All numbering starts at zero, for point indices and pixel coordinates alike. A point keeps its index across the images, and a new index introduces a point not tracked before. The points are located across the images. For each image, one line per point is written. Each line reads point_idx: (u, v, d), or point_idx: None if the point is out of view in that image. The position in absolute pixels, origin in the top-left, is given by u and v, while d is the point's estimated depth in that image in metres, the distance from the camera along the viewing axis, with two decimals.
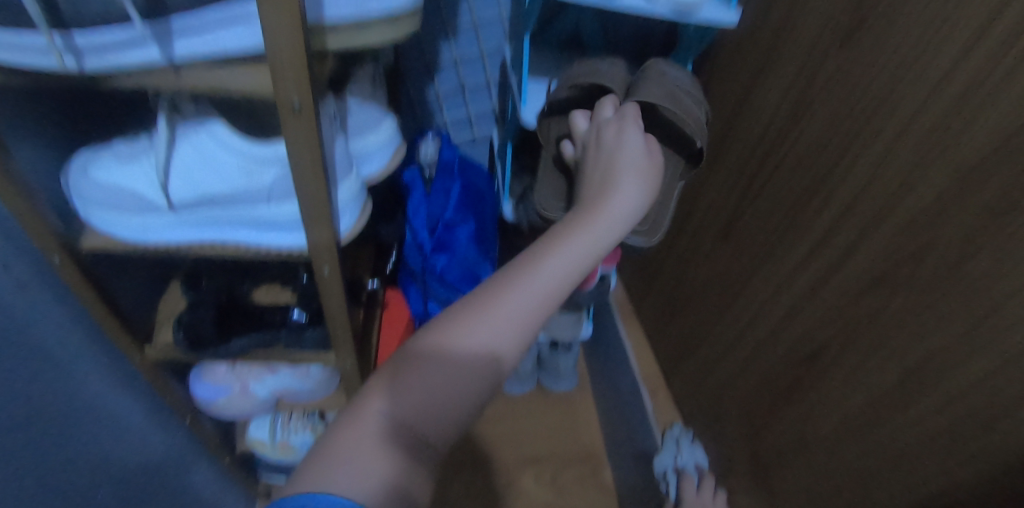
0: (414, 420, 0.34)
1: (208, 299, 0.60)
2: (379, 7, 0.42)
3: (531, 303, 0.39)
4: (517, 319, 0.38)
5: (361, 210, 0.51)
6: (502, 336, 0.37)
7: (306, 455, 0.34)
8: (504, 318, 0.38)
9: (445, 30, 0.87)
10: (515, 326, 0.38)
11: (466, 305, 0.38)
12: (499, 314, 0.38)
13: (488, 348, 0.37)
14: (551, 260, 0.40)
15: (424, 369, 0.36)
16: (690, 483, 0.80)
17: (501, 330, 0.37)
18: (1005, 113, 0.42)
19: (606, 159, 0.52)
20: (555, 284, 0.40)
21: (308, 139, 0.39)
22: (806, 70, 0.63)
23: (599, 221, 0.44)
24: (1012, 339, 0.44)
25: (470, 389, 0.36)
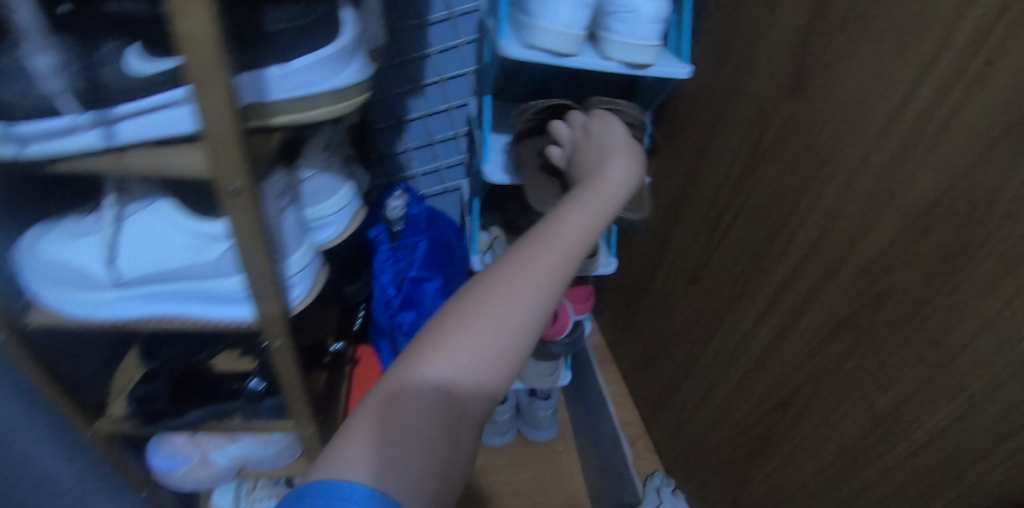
0: (451, 386, 0.37)
1: (162, 371, 0.58)
2: (324, 85, 0.42)
3: (545, 272, 0.41)
4: (535, 287, 0.40)
5: (313, 279, 0.50)
6: (522, 305, 0.39)
7: (344, 433, 0.37)
8: (520, 288, 0.40)
9: (414, 88, 0.90)
10: (533, 294, 0.40)
11: (484, 286, 0.40)
12: (516, 286, 0.40)
13: (509, 328, 0.39)
14: (560, 233, 0.42)
15: (451, 350, 0.38)
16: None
17: (519, 309, 0.39)
18: (951, 158, 0.44)
19: (597, 152, 0.53)
20: (565, 260, 0.42)
21: (249, 218, 0.39)
22: (757, 121, 0.66)
23: (602, 198, 0.46)
24: (976, 383, 0.44)
25: (498, 355, 0.38)
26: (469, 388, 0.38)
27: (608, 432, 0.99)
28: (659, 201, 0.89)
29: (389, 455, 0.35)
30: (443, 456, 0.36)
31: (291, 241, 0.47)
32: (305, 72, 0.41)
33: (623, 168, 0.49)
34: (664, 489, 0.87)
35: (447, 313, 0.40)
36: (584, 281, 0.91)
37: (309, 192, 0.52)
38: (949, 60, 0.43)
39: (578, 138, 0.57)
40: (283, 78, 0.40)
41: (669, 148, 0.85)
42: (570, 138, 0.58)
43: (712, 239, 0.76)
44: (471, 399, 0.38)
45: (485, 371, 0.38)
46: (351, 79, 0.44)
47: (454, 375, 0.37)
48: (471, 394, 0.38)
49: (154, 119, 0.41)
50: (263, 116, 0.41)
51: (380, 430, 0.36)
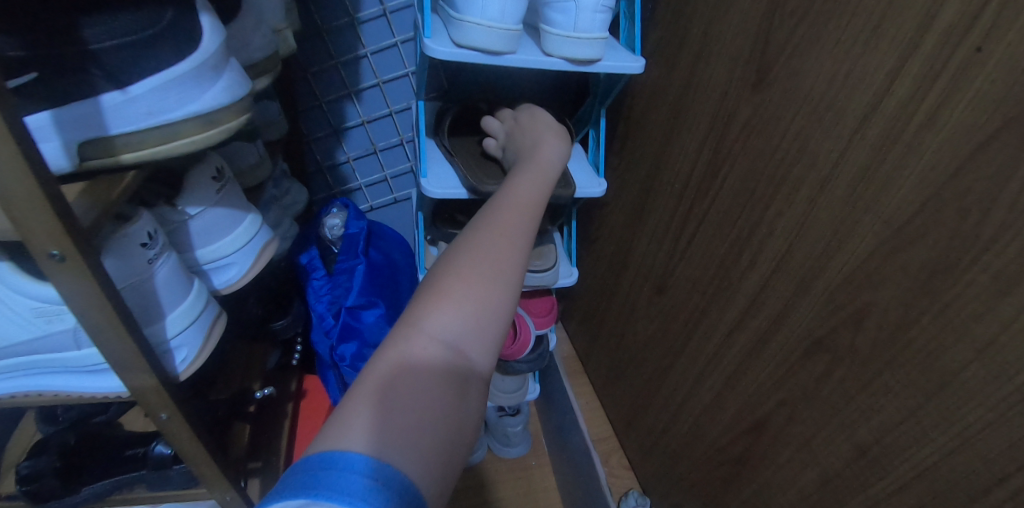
0: (461, 338, 0.34)
1: (51, 443, 0.49)
2: (181, 108, 0.36)
3: (521, 224, 0.42)
4: (517, 235, 0.41)
5: (202, 334, 0.42)
6: (512, 252, 0.39)
7: (333, 421, 0.30)
8: (506, 238, 0.40)
9: (349, 92, 0.82)
10: (521, 244, 0.40)
11: (465, 243, 0.39)
12: (500, 236, 0.40)
13: (503, 272, 0.38)
14: (519, 192, 0.46)
15: (452, 298, 0.35)
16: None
17: (507, 256, 0.39)
18: (935, 162, 0.38)
19: (528, 133, 0.60)
20: (532, 216, 0.44)
21: (87, 285, 0.32)
22: (718, 119, 0.60)
23: (545, 166, 0.52)
24: (967, 418, 0.38)
25: (500, 303, 0.37)
26: (479, 337, 0.35)
27: (581, 448, 0.93)
28: (621, 204, 0.83)
29: (402, 417, 0.30)
30: (458, 415, 0.32)
31: (168, 296, 0.39)
32: (152, 95, 0.34)
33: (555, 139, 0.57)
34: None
35: (438, 272, 0.37)
36: (547, 293, 0.86)
37: (197, 232, 0.45)
38: (927, 50, 0.37)
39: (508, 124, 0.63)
40: (124, 106, 0.34)
41: (627, 148, 0.79)
42: (502, 128, 0.64)
43: (677, 246, 0.71)
44: (481, 350, 0.35)
45: (492, 318, 0.36)
46: (220, 98, 0.37)
47: (463, 324, 0.34)
48: (481, 346, 0.35)
49: None
50: (108, 154, 0.34)
51: (387, 396, 0.31)
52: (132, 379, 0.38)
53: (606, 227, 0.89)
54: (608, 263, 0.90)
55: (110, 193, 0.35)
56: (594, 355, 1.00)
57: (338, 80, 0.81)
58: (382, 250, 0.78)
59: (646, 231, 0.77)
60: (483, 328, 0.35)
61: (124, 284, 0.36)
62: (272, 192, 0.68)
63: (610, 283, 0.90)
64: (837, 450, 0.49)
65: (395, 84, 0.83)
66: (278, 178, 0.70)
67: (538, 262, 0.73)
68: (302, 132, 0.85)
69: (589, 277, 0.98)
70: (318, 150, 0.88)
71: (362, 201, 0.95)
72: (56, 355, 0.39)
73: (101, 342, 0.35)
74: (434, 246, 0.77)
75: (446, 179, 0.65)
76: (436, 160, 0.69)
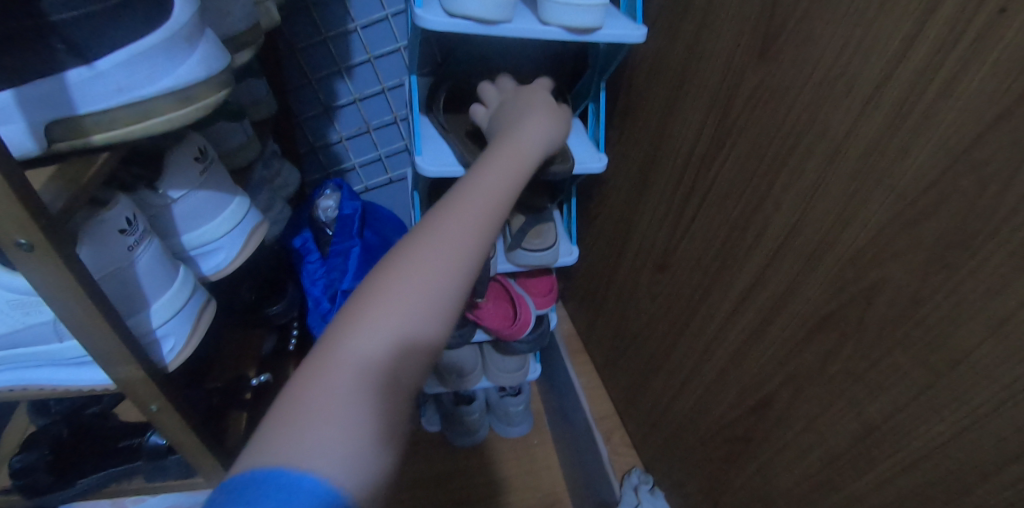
0: (392, 355, 0.29)
1: (43, 436, 0.48)
2: (152, 84, 0.34)
3: (487, 213, 0.37)
4: (477, 226, 0.35)
5: (189, 323, 0.41)
6: (468, 255, 0.34)
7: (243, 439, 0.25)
8: (466, 236, 0.34)
9: (339, 69, 0.79)
10: (479, 238, 0.35)
11: (414, 235, 0.34)
12: (460, 232, 0.34)
13: (453, 269, 0.33)
14: (492, 174, 0.40)
15: (390, 298, 0.30)
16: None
17: (461, 250, 0.34)
18: (953, 131, 0.36)
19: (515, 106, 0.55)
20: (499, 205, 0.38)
21: (60, 276, 0.30)
22: (722, 90, 0.57)
23: (523, 145, 0.46)
24: (979, 397, 0.37)
25: (445, 304, 0.32)
26: (412, 355, 0.30)
27: (583, 427, 0.93)
28: (622, 180, 0.81)
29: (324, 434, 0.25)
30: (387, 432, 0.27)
31: (153, 284, 0.37)
32: (120, 71, 0.32)
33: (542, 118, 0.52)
34: (641, 482, 0.82)
35: (380, 269, 0.32)
36: (547, 272, 0.84)
37: (181, 218, 0.43)
38: (948, 10, 0.35)
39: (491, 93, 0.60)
40: (91, 83, 0.32)
41: (628, 122, 0.77)
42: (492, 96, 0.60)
43: (680, 223, 0.69)
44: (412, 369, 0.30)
45: (429, 335, 0.30)
46: (194, 74, 0.35)
47: (395, 340, 0.29)
48: (413, 365, 0.30)
49: None
50: (78, 135, 0.32)
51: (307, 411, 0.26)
52: (118, 371, 0.36)
53: (606, 204, 0.87)
54: (609, 241, 0.88)
55: (81, 176, 0.33)
56: (595, 334, 0.99)
57: (327, 56, 0.78)
58: (378, 231, 0.76)
59: (647, 208, 0.76)
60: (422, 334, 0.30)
61: (102, 273, 0.35)
62: (263, 173, 0.66)
63: (611, 261, 0.89)
64: (844, 429, 0.49)
65: (386, 59, 0.80)
66: (268, 159, 0.68)
67: (536, 241, 0.71)
68: (292, 111, 0.82)
69: (589, 256, 0.96)
70: (310, 130, 0.85)
71: (356, 181, 0.93)
72: (36, 349, 0.37)
73: (79, 333, 0.33)
74: None
75: (441, 156, 0.62)
76: (431, 137, 0.66)
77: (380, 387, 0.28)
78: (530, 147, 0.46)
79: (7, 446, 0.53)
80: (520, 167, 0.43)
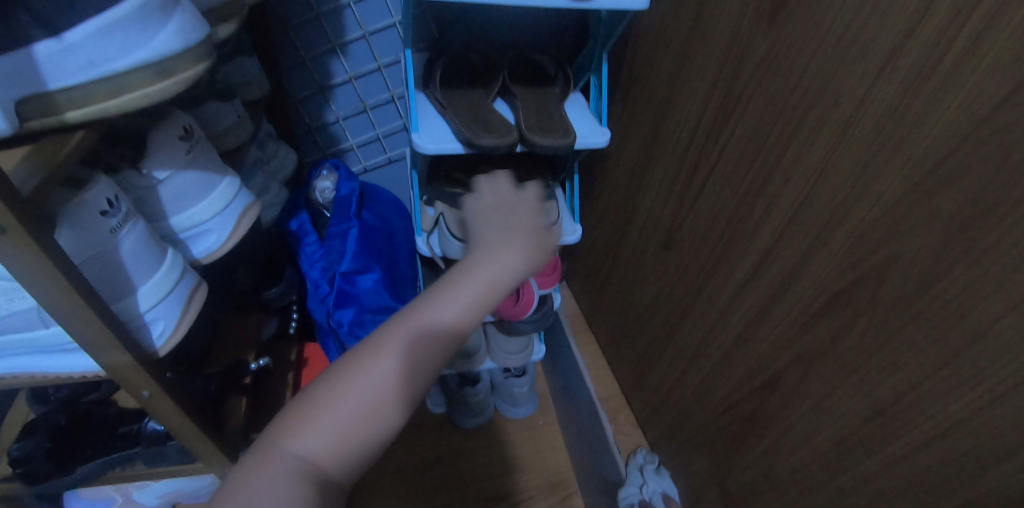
0: (322, 460, 0.34)
1: (41, 423, 0.48)
2: (126, 57, 0.32)
3: (458, 321, 0.39)
4: (441, 332, 0.38)
5: (180, 307, 0.40)
6: (414, 376, 0.37)
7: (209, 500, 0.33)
8: (417, 356, 0.37)
9: (333, 46, 0.77)
10: (438, 347, 0.38)
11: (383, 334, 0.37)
12: (412, 352, 0.37)
13: (401, 377, 0.37)
14: (473, 289, 0.40)
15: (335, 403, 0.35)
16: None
17: (414, 360, 0.37)
18: (976, 95, 0.33)
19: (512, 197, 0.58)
20: (474, 303, 0.39)
21: (35, 259, 0.29)
22: (729, 59, 0.55)
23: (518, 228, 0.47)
24: (997, 375, 0.36)
25: (382, 415, 0.36)
26: (339, 463, 0.35)
27: (588, 408, 0.93)
28: (626, 157, 0.78)
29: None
30: None
31: (138, 268, 0.36)
32: (91, 43, 0.31)
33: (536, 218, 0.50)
34: (647, 464, 0.83)
35: (335, 369, 0.37)
36: (550, 252, 0.83)
37: (168, 199, 0.42)
38: None
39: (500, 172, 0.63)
40: (61, 56, 0.30)
41: (632, 96, 0.74)
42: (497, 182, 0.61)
43: (685, 200, 0.67)
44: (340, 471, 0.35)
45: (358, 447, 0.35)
46: (171, 45, 0.34)
47: (333, 440, 0.34)
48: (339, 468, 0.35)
49: None
50: (51, 113, 0.31)
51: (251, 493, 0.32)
52: (106, 356, 0.36)
53: (610, 181, 0.85)
54: (613, 219, 0.86)
55: (56, 154, 0.31)
56: (600, 314, 0.98)
57: (320, 33, 0.76)
58: (376, 212, 0.74)
59: (652, 184, 0.73)
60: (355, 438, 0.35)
61: (84, 257, 0.34)
62: (257, 155, 0.64)
63: (615, 240, 0.87)
64: (854, 408, 0.47)
65: (382, 35, 0.78)
66: (263, 140, 0.66)
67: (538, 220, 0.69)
68: (287, 91, 0.80)
69: (593, 235, 0.95)
70: (305, 110, 0.83)
71: (354, 162, 0.91)
72: (19, 337, 0.36)
73: (63, 319, 0.32)
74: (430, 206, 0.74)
75: (437, 133, 0.61)
76: (427, 114, 0.64)
77: (309, 491, 0.33)
78: (528, 247, 0.44)
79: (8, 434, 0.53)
80: (511, 273, 0.42)
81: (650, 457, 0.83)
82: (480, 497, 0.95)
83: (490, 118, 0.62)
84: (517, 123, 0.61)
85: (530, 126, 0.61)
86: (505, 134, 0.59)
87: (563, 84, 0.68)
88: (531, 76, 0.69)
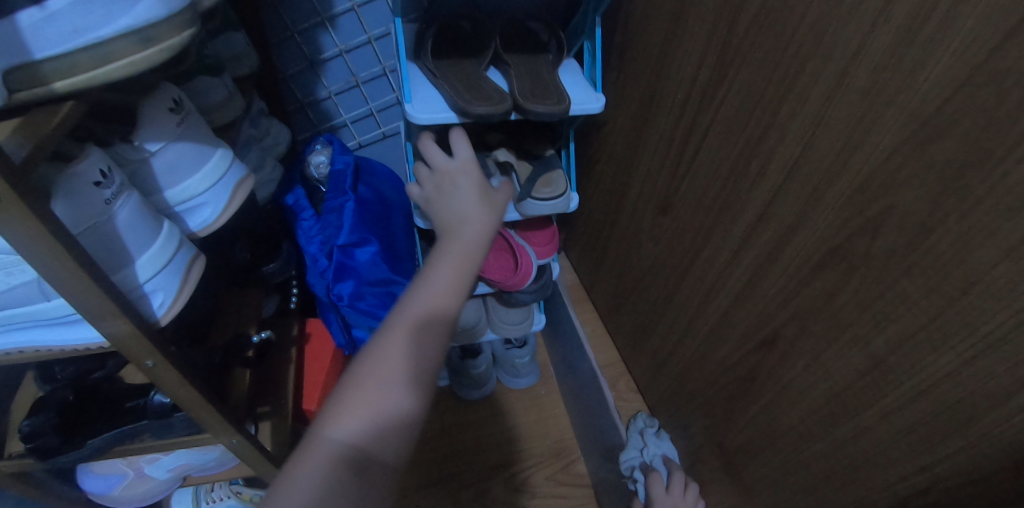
0: (363, 444, 0.37)
1: (49, 400, 0.48)
2: (109, 25, 0.32)
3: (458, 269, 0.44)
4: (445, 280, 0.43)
5: (177, 277, 0.40)
6: (420, 351, 0.40)
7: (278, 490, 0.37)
8: (426, 314, 0.41)
9: (322, 19, 0.76)
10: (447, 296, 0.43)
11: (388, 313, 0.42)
12: (419, 316, 0.41)
13: (406, 350, 0.40)
14: (457, 239, 0.46)
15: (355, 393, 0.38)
16: (658, 481, 0.75)
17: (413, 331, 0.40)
18: (972, 39, 0.33)
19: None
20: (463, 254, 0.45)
21: (30, 228, 0.29)
22: (724, 16, 0.54)
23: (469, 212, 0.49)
24: (991, 321, 0.36)
25: (402, 391, 0.39)
26: (380, 442, 0.38)
27: (588, 376, 0.94)
28: (621, 123, 0.78)
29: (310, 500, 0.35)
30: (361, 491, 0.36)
31: (133, 237, 0.37)
32: (74, 11, 0.30)
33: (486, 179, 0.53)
34: (650, 429, 0.84)
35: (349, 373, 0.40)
36: (547, 223, 0.83)
37: (161, 172, 0.42)
38: None
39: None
40: (44, 25, 0.30)
41: (627, 61, 0.73)
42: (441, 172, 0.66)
43: (681, 164, 0.67)
44: (382, 446, 0.38)
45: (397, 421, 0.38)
46: (154, 12, 0.33)
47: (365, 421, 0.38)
48: (383, 446, 0.38)
49: None
50: (38, 84, 0.31)
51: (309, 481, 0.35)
52: (107, 327, 0.35)
53: (606, 149, 0.84)
54: (610, 187, 0.86)
55: (45, 126, 0.31)
56: (599, 283, 0.98)
57: (308, 6, 0.74)
58: (372, 185, 0.75)
59: (647, 149, 0.73)
60: (385, 414, 0.38)
61: (81, 229, 0.34)
62: (250, 131, 0.64)
63: (612, 208, 0.87)
64: (850, 362, 0.48)
65: (371, 7, 0.76)
66: (255, 117, 0.66)
67: (547, 190, 0.68)
68: (276, 66, 0.79)
69: (590, 204, 0.94)
70: (296, 86, 0.82)
71: (349, 138, 0.91)
72: (20, 312, 0.36)
73: (62, 290, 0.32)
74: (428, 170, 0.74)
75: (429, 102, 0.60)
76: (419, 84, 0.64)
77: (354, 469, 0.36)
78: (488, 206, 0.49)
79: (16, 415, 0.53)
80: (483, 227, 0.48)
81: (651, 421, 0.84)
82: (486, 465, 0.97)
83: (483, 85, 0.61)
84: (513, 92, 0.60)
85: (523, 93, 0.60)
86: (498, 102, 0.59)
87: (555, 51, 0.67)
88: (523, 43, 0.68)
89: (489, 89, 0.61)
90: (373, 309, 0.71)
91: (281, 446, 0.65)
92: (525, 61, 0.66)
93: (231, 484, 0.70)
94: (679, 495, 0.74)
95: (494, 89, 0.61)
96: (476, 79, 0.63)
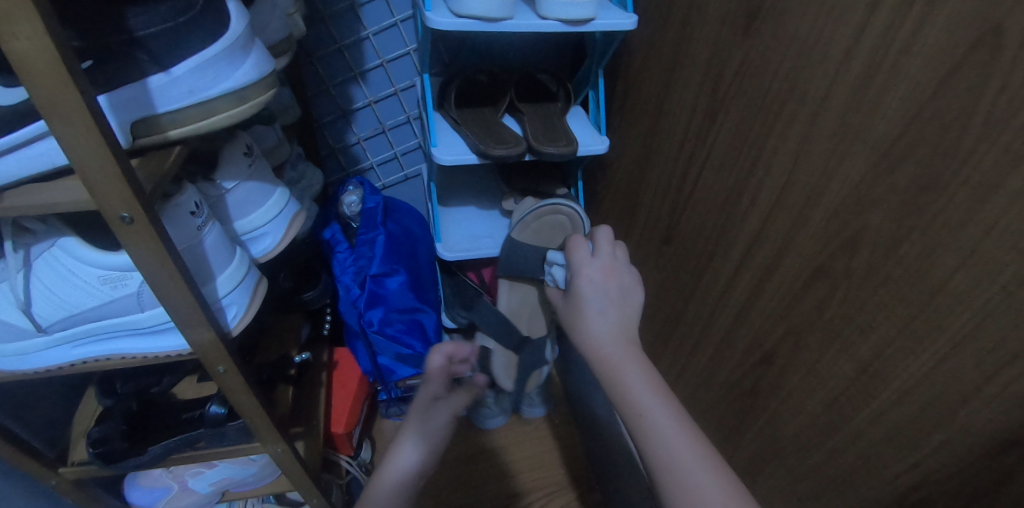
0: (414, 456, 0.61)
1: (115, 410, 0.53)
2: (215, 87, 0.39)
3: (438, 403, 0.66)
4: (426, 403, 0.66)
5: (248, 297, 0.47)
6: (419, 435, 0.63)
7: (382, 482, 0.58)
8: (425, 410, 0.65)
9: (355, 75, 0.85)
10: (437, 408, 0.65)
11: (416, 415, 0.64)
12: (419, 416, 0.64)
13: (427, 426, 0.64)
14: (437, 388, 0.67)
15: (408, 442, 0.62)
16: (580, 246, 0.61)
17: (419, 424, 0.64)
18: (917, 83, 0.40)
19: (528, 318, 0.81)
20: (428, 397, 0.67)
21: (153, 246, 0.35)
22: (714, 66, 0.62)
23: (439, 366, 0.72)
24: (957, 321, 0.40)
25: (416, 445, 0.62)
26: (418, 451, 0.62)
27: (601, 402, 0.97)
28: (626, 162, 0.85)
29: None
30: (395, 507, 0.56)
31: (217, 260, 0.44)
32: (191, 76, 0.38)
33: (524, 310, 0.80)
34: (557, 268, 0.66)
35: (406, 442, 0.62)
36: None
37: (233, 207, 0.49)
38: None
39: (509, 271, 0.74)
40: (168, 86, 0.37)
41: (631, 105, 0.81)
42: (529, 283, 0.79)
43: (681, 197, 0.74)
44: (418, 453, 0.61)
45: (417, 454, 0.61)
46: (249, 76, 0.41)
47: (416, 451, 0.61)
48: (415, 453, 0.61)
49: (14, 159, 0.34)
50: (157, 131, 0.38)
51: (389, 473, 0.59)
52: (193, 333, 0.41)
53: (613, 186, 0.92)
54: (617, 220, 0.93)
55: (161, 166, 0.39)
56: None
57: (343, 63, 0.84)
58: (399, 222, 0.83)
59: (649, 185, 0.80)
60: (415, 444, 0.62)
61: (182, 246, 0.41)
62: (291, 173, 0.71)
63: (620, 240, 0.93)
64: (841, 369, 0.52)
65: (398, 63, 0.86)
66: (295, 161, 0.74)
67: None
68: (313, 116, 0.88)
69: None
70: (330, 133, 0.91)
71: (375, 180, 0.99)
72: (118, 320, 0.44)
73: (164, 297, 0.38)
74: (552, 207, 0.72)
75: (452, 146, 0.68)
76: (444, 130, 0.72)
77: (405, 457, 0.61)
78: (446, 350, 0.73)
79: (79, 426, 0.58)
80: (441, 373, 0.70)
81: (554, 224, 0.73)
82: (503, 494, 0.99)
83: (500, 131, 0.69)
84: (531, 138, 0.68)
85: (536, 137, 0.68)
86: (514, 145, 0.67)
87: (564, 102, 0.76)
88: (535, 94, 0.77)
89: (509, 135, 0.69)
90: (399, 334, 0.77)
91: (314, 461, 0.69)
92: (537, 110, 0.74)
93: (264, 502, 0.74)
94: (607, 253, 0.60)
95: (511, 134, 0.69)
96: (495, 125, 0.71)
